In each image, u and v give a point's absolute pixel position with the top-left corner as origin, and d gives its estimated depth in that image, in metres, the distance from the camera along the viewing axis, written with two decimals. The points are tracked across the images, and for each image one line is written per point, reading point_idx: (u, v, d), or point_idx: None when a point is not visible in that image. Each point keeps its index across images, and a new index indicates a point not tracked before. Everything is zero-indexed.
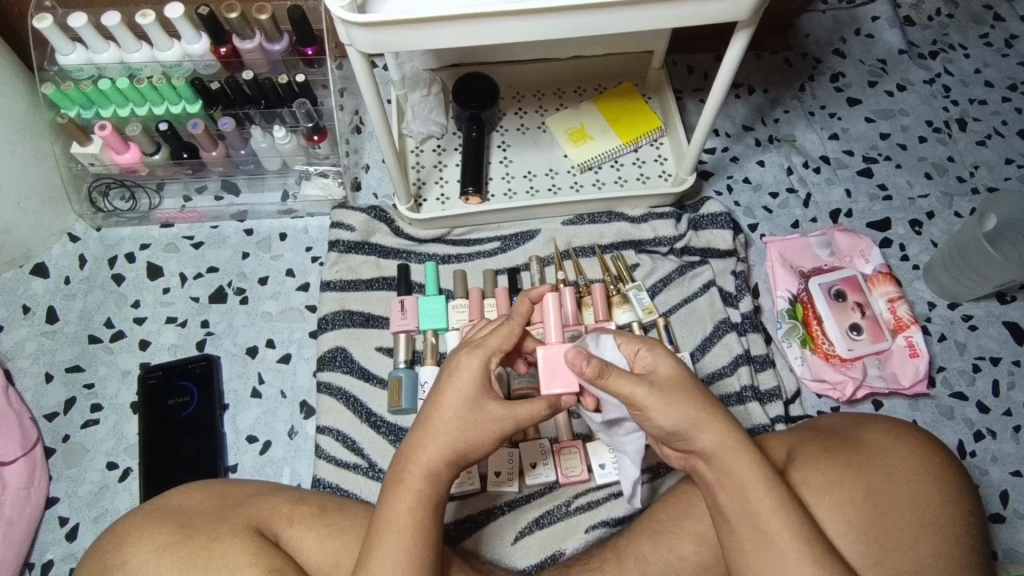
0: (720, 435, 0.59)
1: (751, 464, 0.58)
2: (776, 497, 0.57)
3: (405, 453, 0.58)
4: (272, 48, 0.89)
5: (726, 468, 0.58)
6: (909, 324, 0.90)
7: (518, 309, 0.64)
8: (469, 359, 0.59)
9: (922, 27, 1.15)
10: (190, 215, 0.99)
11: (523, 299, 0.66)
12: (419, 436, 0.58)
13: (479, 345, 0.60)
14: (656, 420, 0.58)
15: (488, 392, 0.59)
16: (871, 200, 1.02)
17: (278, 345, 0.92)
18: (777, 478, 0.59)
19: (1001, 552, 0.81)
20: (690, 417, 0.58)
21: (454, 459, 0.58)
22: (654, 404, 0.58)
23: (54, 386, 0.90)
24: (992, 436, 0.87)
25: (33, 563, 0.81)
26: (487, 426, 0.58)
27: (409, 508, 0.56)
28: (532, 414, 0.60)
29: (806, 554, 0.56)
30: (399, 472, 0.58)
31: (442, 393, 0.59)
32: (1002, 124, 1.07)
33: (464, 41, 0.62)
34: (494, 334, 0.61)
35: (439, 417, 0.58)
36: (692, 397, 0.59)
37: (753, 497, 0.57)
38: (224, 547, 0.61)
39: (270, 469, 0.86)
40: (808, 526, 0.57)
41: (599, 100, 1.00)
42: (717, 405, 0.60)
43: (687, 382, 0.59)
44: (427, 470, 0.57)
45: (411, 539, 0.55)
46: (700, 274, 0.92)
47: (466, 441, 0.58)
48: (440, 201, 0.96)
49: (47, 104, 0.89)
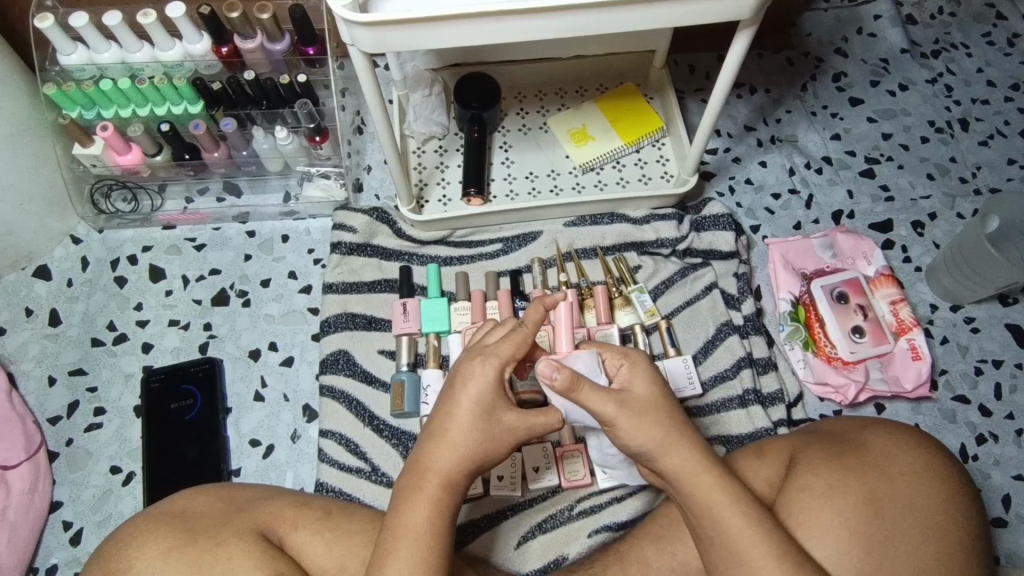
0: (683, 459, 0.59)
1: (718, 484, 0.58)
2: (743, 515, 0.57)
3: (420, 460, 0.59)
4: (274, 47, 0.89)
5: (695, 488, 0.59)
6: (911, 327, 0.90)
7: (529, 317, 0.61)
8: (484, 368, 0.59)
9: (925, 25, 1.15)
10: (192, 217, 0.99)
11: (537, 305, 0.62)
12: (433, 444, 0.58)
13: (492, 353, 0.59)
14: (625, 439, 0.59)
15: (504, 401, 0.59)
16: (873, 202, 1.02)
17: (281, 348, 0.93)
18: (745, 493, 0.59)
19: (1002, 556, 0.81)
20: (659, 437, 0.58)
21: (469, 465, 0.58)
22: (626, 425, 0.58)
23: (57, 390, 0.90)
24: (995, 440, 0.87)
25: (37, 567, 0.82)
26: (503, 435, 0.59)
27: (426, 515, 0.56)
28: (545, 423, 0.61)
29: (777, 567, 0.56)
30: (416, 480, 0.58)
31: (458, 401, 0.58)
32: (1004, 125, 1.07)
33: (468, 40, 0.62)
34: (504, 342, 0.60)
35: (456, 428, 0.58)
36: (663, 412, 0.59)
37: (721, 516, 0.58)
38: (229, 550, 0.61)
39: (272, 473, 0.86)
40: (780, 541, 0.57)
41: (601, 100, 1.00)
42: (687, 425, 0.60)
43: (658, 402, 0.60)
44: (444, 477, 0.58)
45: (429, 545, 0.56)
46: (703, 276, 0.92)
47: (483, 450, 0.58)
48: (441, 202, 0.96)
49: (48, 104, 0.88)
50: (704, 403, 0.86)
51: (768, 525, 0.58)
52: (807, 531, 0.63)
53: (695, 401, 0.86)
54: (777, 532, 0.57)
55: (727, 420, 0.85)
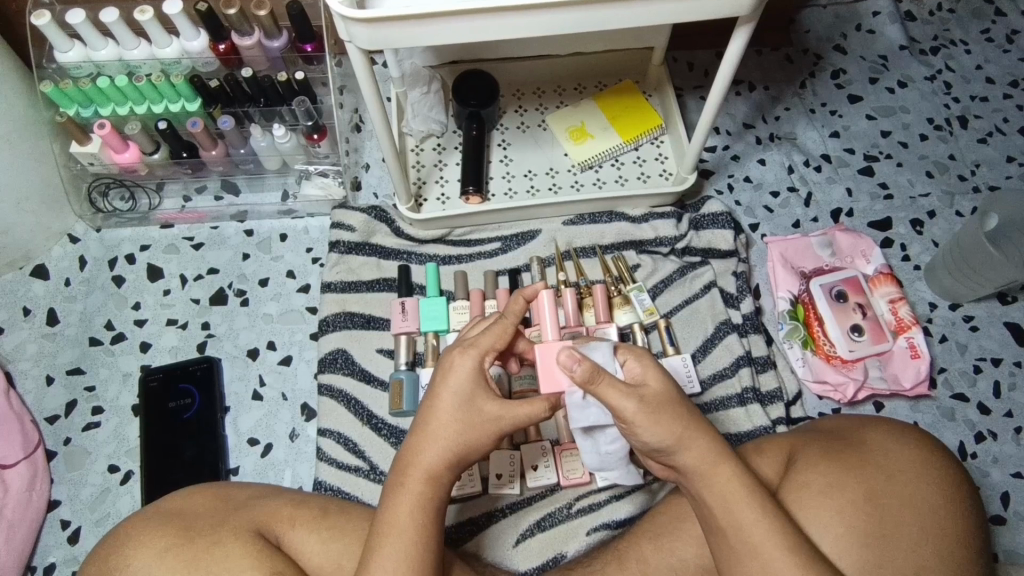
0: (704, 451, 0.59)
1: (733, 476, 0.58)
2: (758, 508, 0.58)
3: (404, 454, 0.59)
4: (272, 44, 0.88)
5: (713, 482, 0.58)
6: (910, 325, 0.90)
7: (510, 308, 0.62)
8: (462, 359, 0.59)
9: (924, 22, 1.15)
10: (190, 216, 0.98)
11: (517, 297, 0.63)
12: (418, 438, 0.59)
13: (472, 344, 0.60)
14: (641, 435, 0.58)
15: (484, 392, 0.59)
16: (872, 199, 1.02)
17: (279, 347, 0.92)
18: (758, 487, 0.59)
19: (1002, 554, 0.81)
20: (678, 432, 0.58)
21: (452, 459, 0.58)
22: (643, 420, 0.57)
23: (55, 389, 0.90)
24: (994, 438, 0.87)
25: (35, 566, 0.81)
26: (484, 426, 0.58)
27: (411, 509, 0.56)
28: (530, 413, 0.59)
29: (790, 561, 0.56)
30: (399, 474, 0.58)
31: (437, 395, 0.59)
32: (1003, 122, 1.07)
33: (465, 36, 0.62)
34: (486, 333, 0.60)
35: (436, 421, 0.58)
36: (681, 406, 0.59)
37: (736, 508, 0.58)
38: (226, 549, 0.61)
39: (271, 472, 0.86)
40: (791, 535, 0.57)
41: (599, 98, 1.00)
42: (701, 419, 0.60)
43: (676, 399, 0.59)
44: (427, 471, 0.58)
45: (413, 541, 0.55)
46: (702, 274, 0.92)
47: (466, 443, 0.58)
48: (440, 200, 0.96)
49: (45, 102, 0.88)
50: (702, 402, 0.86)
51: (780, 520, 0.58)
52: (812, 528, 0.63)
53: (694, 400, 0.86)
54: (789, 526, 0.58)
55: (727, 419, 0.85)
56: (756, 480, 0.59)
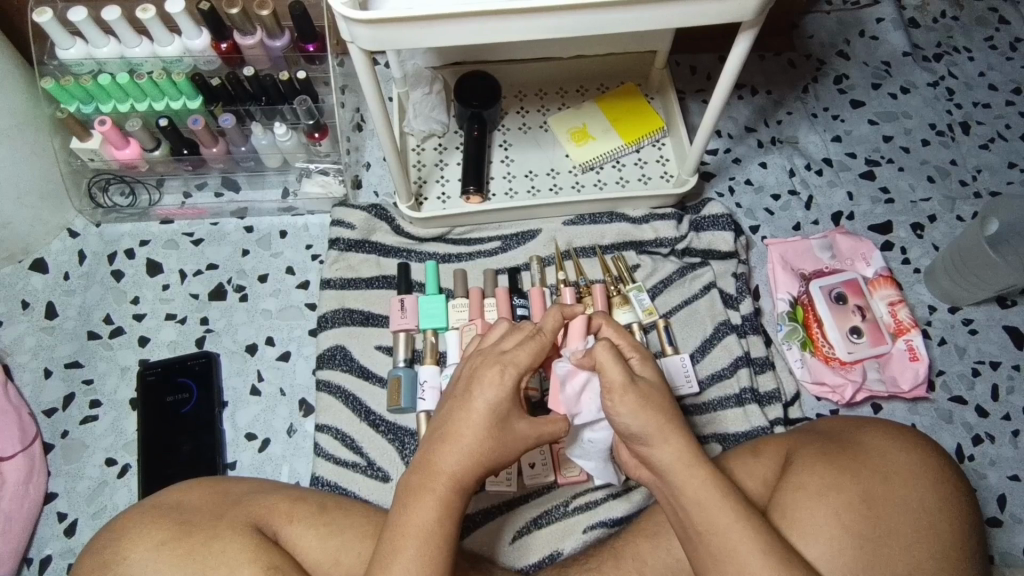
0: (679, 450, 0.59)
1: (708, 478, 0.58)
2: (732, 510, 0.57)
3: (429, 460, 0.58)
4: (274, 44, 0.89)
5: (684, 483, 0.58)
6: (909, 328, 0.90)
7: (547, 324, 0.63)
8: (504, 373, 0.59)
9: (927, 29, 1.15)
10: (190, 212, 0.99)
11: (555, 313, 0.64)
12: (443, 444, 0.58)
13: (511, 360, 0.60)
14: (624, 419, 0.59)
15: (517, 410, 0.60)
16: (874, 203, 1.02)
17: (278, 343, 0.92)
18: (736, 490, 0.59)
19: (998, 556, 0.81)
20: (657, 423, 0.59)
21: (477, 468, 0.58)
22: (625, 398, 0.59)
23: (53, 382, 0.90)
24: (991, 441, 0.87)
25: (31, 559, 0.81)
26: (514, 443, 0.59)
27: (436, 517, 0.56)
28: (552, 431, 0.63)
29: (766, 562, 0.55)
30: (425, 480, 0.57)
31: (471, 406, 0.58)
32: (1005, 128, 1.07)
33: (466, 39, 0.62)
34: (525, 350, 0.61)
35: (470, 431, 0.58)
36: (664, 403, 0.60)
37: (711, 512, 0.57)
38: (223, 543, 0.61)
39: (268, 467, 0.86)
40: (767, 537, 0.56)
41: (602, 100, 1.00)
42: (680, 418, 0.61)
43: (659, 392, 0.61)
44: (455, 480, 0.57)
45: (436, 548, 0.55)
46: (701, 276, 0.92)
47: (495, 457, 0.58)
48: (441, 199, 0.96)
49: (46, 98, 0.88)
50: (701, 402, 0.86)
51: (755, 522, 0.57)
52: (801, 530, 0.62)
53: (693, 401, 0.86)
54: (764, 529, 0.57)
55: (725, 419, 0.85)
56: (729, 482, 0.59)
